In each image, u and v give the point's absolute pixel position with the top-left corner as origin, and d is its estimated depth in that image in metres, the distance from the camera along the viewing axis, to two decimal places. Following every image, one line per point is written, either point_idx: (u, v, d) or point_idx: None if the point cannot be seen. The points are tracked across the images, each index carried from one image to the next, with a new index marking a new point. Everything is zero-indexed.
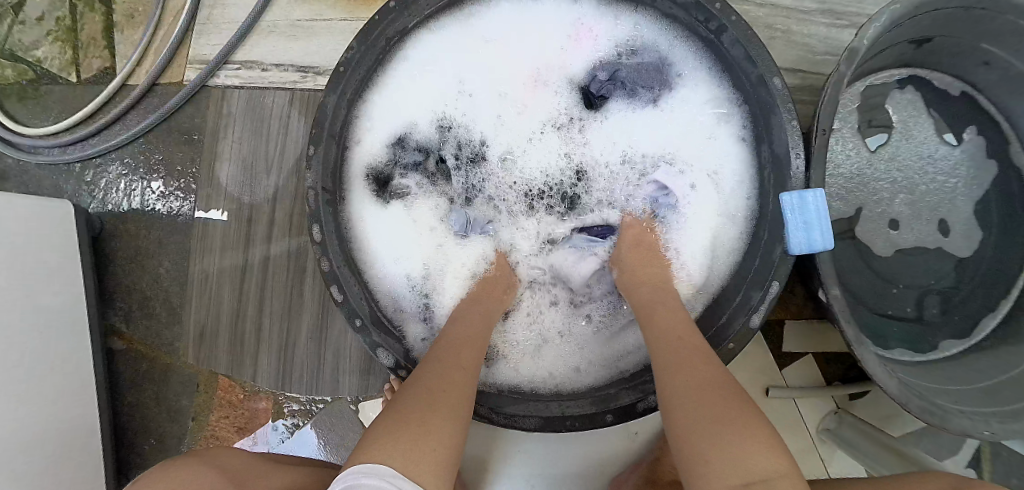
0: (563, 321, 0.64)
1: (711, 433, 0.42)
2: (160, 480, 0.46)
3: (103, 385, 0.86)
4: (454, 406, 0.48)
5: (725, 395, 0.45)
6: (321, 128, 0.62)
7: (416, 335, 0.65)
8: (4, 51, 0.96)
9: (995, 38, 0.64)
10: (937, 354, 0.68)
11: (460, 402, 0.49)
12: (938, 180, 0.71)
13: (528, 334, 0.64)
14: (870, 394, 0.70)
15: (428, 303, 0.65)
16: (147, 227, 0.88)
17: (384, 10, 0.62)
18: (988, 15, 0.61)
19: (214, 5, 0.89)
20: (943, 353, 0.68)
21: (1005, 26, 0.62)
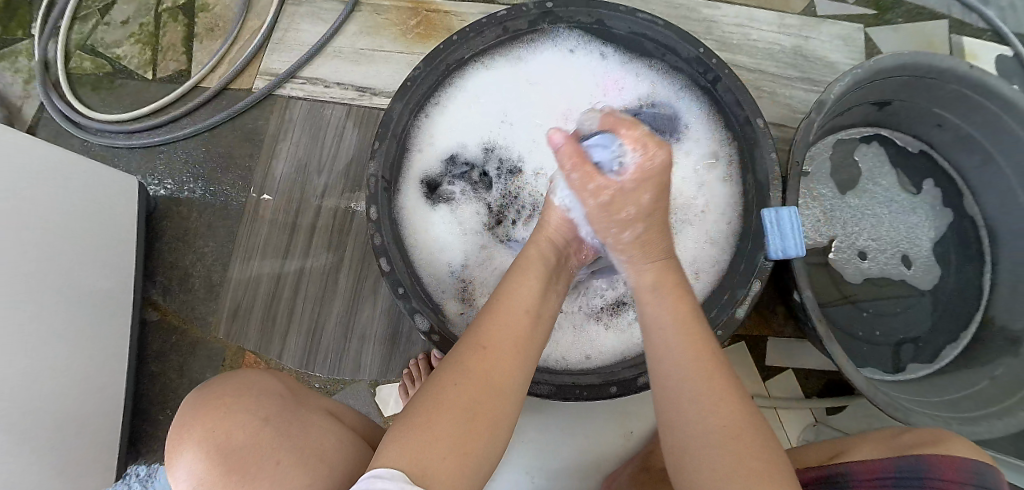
0: (579, 314, 0.73)
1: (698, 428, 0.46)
2: (233, 382, 0.54)
3: (133, 352, 0.91)
4: (495, 403, 0.46)
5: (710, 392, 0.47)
6: (387, 128, 0.73)
7: (454, 310, 0.74)
8: (87, 46, 1.07)
9: (944, 103, 0.81)
10: (904, 375, 0.83)
11: (501, 397, 0.46)
12: (901, 223, 0.88)
13: None
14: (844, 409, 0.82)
15: (465, 285, 0.75)
16: (199, 211, 0.97)
17: (448, 41, 0.75)
18: (937, 84, 0.78)
19: (287, 29, 1.03)
20: (914, 374, 0.83)
21: (951, 93, 0.79)
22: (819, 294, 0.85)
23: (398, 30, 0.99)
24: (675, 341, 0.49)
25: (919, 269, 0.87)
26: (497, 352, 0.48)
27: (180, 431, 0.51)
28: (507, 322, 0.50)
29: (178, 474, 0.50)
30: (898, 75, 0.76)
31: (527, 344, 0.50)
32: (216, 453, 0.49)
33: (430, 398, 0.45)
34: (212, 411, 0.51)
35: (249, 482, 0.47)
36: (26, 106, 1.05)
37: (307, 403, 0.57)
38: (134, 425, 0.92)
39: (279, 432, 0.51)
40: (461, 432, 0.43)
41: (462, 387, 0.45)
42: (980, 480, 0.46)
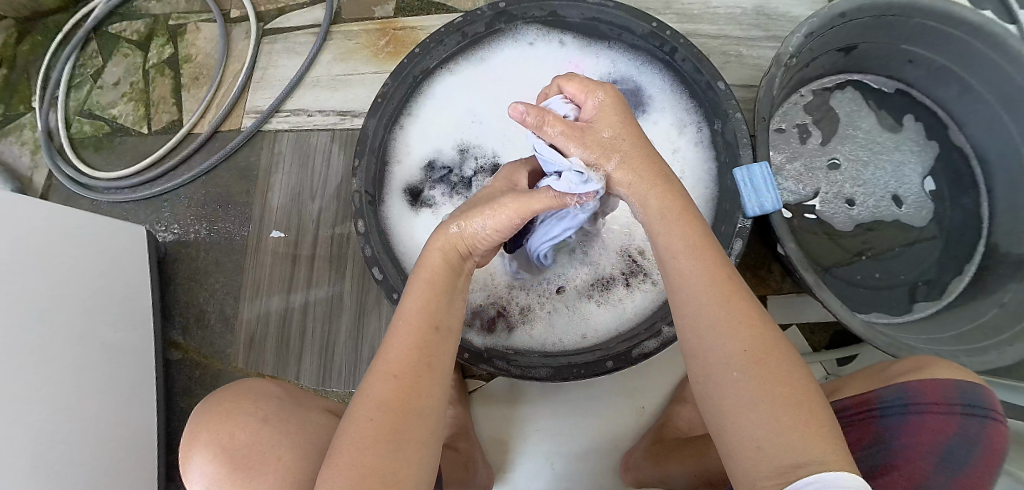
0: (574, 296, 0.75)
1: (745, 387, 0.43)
2: (234, 388, 0.57)
3: (161, 391, 0.95)
4: (414, 422, 0.46)
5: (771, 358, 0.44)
6: (364, 145, 0.77)
7: None
8: (84, 111, 1.13)
9: (910, 39, 0.81)
10: (911, 316, 0.82)
11: (418, 417, 0.46)
12: (886, 164, 0.87)
13: (542, 303, 0.75)
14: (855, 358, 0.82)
15: None
16: (205, 250, 1.01)
17: (411, 54, 0.79)
18: (901, 20, 0.78)
19: (266, 67, 1.07)
20: (919, 312, 0.82)
21: (917, 27, 0.79)
22: (812, 246, 0.85)
23: (370, 52, 1.03)
24: (711, 304, 0.46)
25: (912, 206, 0.86)
26: (408, 373, 0.47)
27: (191, 439, 0.55)
28: (409, 338, 0.48)
29: (193, 474, 0.53)
30: (857, 18, 0.76)
31: (437, 353, 0.49)
32: (225, 454, 0.52)
33: (348, 435, 0.45)
34: (215, 418, 0.55)
35: (255, 477, 0.51)
36: (36, 175, 1.12)
37: (306, 404, 0.60)
38: (171, 461, 0.96)
39: (277, 430, 0.54)
40: (384, 462, 0.43)
41: (377, 420, 0.45)
42: (964, 398, 0.48)
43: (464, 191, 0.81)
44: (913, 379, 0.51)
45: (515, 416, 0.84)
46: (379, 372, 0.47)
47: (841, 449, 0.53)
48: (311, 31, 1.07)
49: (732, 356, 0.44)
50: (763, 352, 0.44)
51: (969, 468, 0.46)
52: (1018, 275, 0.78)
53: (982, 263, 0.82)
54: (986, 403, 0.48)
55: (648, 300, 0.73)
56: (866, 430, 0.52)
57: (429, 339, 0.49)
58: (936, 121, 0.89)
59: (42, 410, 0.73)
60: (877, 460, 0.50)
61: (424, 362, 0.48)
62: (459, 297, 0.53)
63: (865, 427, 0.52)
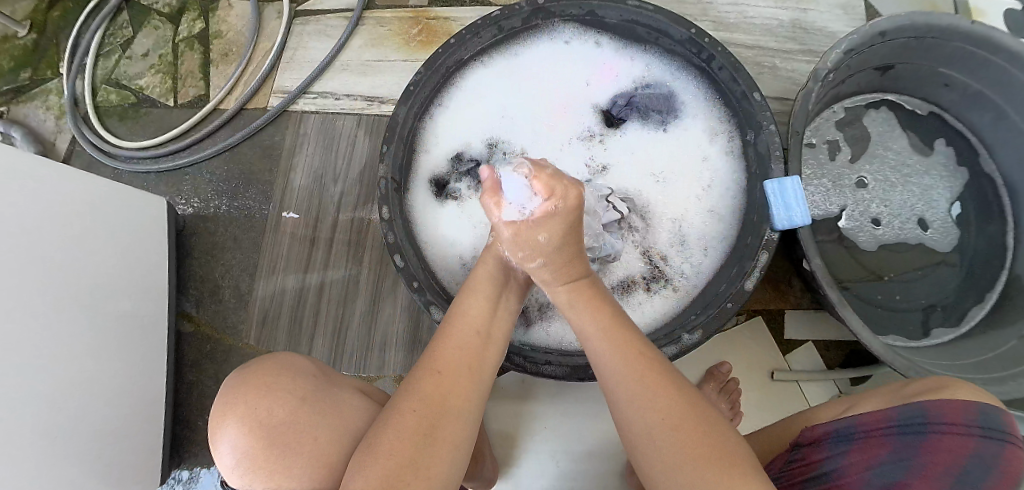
0: None
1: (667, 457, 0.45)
2: (269, 361, 0.56)
3: (172, 362, 0.96)
4: (450, 422, 0.48)
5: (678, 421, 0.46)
6: (393, 132, 0.77)
7: None
8: (111, 80, 1.14)
9: (948, 62, 0.81)
10: (930, 340, 0.82)
11: (454, 415, 0.48)
12: (914, 186, 0.87)
13: None
14: (870, 379, 0.81)
15: None
16: (224, 226, 1.01)
17: (446, 45, 0.78)
18: (940, 43, 0.78)
19: (296, 48, 1.07)
20: (938, 338, 0.82)
21: (956, 51, 0.78)
22: (833, 264, 0.84)
23: (401, 39, 1.03)
24: (627, 381, 0.49)
25: (936, 231, 0.85)
26: (451, 374, 0.51)
27: (221, 409, 0.54)
28: (455, 342, 0.53)
29: (223, 447, 0.53)
30: (896, 39, 0.76)
31: (478, 364, 0.53)
32: (260, 429, 0.52)
33: (387, 423, 0.48)
34: (250, 391, 0.53)
35: (291, 454, 0.51)
36: (60, 140, 1.12)
37: (337, 381, 0.60)
38: (176, 433, 0.96)
39: (314, 410, 0.53)
40: (420, 452, 0.45)
41: (420, 410, 0.47)
42: (983, 421, 0.48)
43: None
44: (931, 399, 0.51)
45: (524, 412, 0.84)
46: (422, 370, 0.51)
47: (851, 465, 0.52)
48: (344, 15, 1.07)
49: (647, 426, 0.47)
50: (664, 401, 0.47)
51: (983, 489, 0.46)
52: None
53: (1004, 292, 0.82)
54: (1003, 428, 0.48)
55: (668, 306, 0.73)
56: (881, 447, 0.51)
57: (469, 350, 0.53)
58: (966, 147, 0.88)
59: (55, 374, 0.73)
60: (893, 477, 0.49)
61: (468, 368, 0.52)
62: (502, 313, 0.58)
63: (879, 444, 0.51)
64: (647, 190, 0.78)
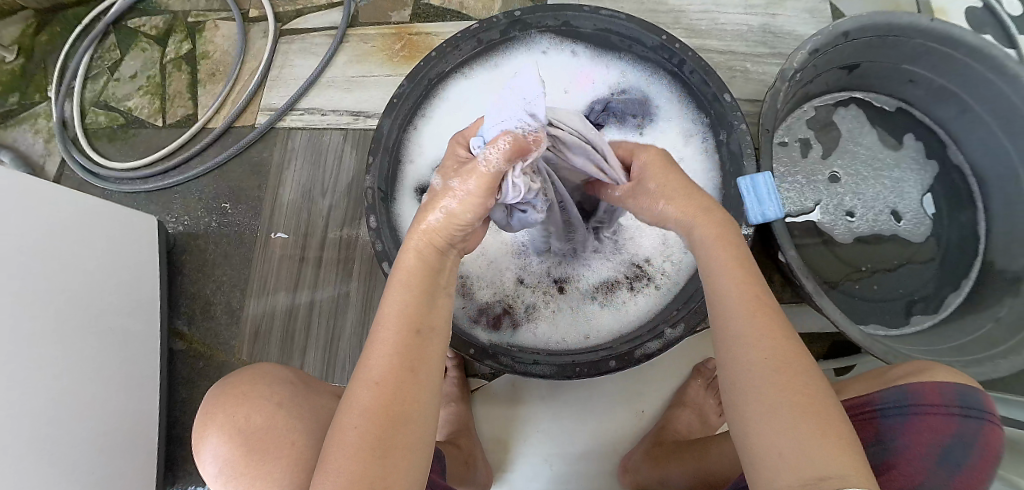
0: (578, 298, 0.77)
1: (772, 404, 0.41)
2: (247, 373, 0.58)
3: (164, 379, 0.96)
4: (405, 427, 0.45)
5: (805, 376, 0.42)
6: (378, 143, 0.79)
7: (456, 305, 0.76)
8: (100, 102, 1.15)
9: (911, 59, 0.84)
10: (909, 327, 0.84)
11: (405, 427, 0.45)
12: (886, 180, 0.90)
13: (547, 302, 0.77)
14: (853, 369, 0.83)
15: (464, 280, 0.78)
16: (214, 242, 1.02)
17: (427, 58, 0.81)
18: (902, 41, 0.81)
19: (282, 66, 1.09)
20: (917, 324, 0.84)
21: (918, 48, 0.82)
22: (811, 258, 0.86)
23: (385, 55, 1.05)
24: (749, 319, 0.45)
25: (910, 222, 0.88)
26: (392, 384, 0.45)
27: (204, 421, 0.55)
28: (391, 346, 0.47)
29: (206, 458, 0.54)
30: (858, 38, 0.79)
31: (420, 359, 0.47)
32: (240, 437, 0.53)
33: (333, 449, 0.44)
34: (230, 400, 0.55)
35: (270, 459, 0.52)
36: (48, 164, 1.13)
37: (318, 389, 0.61)
38: (171, 450, 0.97)
39: (293, 415, 0.55)
40: (372, 475, 0.42)
41: (366, 429, 0.44)
42: (963, 401, 0.50)
43: None
44: (912, 382, 0.52)
45: (516, 416, 0.86)
46: (362, 383, 0.46)
47: None
48: (328, 33, 1.09)
49: (762, 369, 0.43)
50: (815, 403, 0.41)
51: (963, 467, 0.48)
52: (1014, 291, 0.80)
53: (978, 279, 0.84)
54: (982, 406, 0.50)
55: (651, 303, 0.75)
56: (865, 430, 0.52)
57: (411, 353, 0.47)
58: (935, 140, 0.91)
59: (46, 390, 0.74)
60: (879, 458, 0.51)
61: (415, 372, 0.47)
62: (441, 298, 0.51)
63: (865, 428, 0.53)
64: None
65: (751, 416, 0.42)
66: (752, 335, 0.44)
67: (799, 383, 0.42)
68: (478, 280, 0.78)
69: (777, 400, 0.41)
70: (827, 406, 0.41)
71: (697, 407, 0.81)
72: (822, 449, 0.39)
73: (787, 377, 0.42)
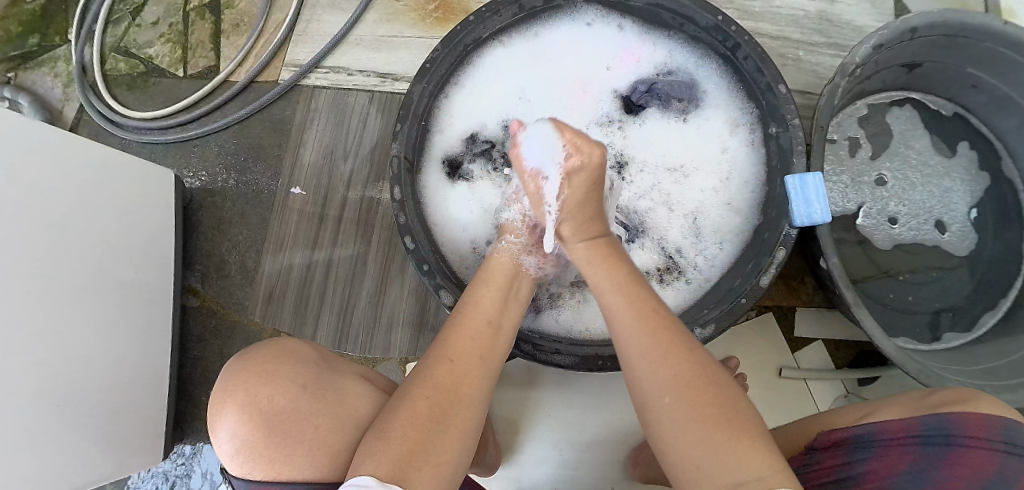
0: None
1: (681, 421, 0.46)
2: (270, 347, 0.56)
3: (176, 336, 0.95)
4: (463, 402, 0.49)
5: (703, 387, 0.47)
6: (407, 110, 0.75)
7: None
8: (120, 48, 1.12)
9: (977, 63, 0.78)
10: (938, 344, 0.79)
11: (464, 405, 0.49)
12: (935, 188, 0.84)
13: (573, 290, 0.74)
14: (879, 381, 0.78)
15: None
16: (232, 200, 1.00)
17: (464, 22, 0.76)
18: (970, 43, 0.75)
19: (309, 21, 1.05)
20: (947, 342, 0.80)
21: (987, 52, 0.76)
22: (848, 260, 0.82)
23: (417, 16, 1.01)
24: (642, 340, 0.51)
25: (955, 234, 0.83)
26: (463, 363, 0.51)
27: (223, 394, 0.53)
28: (467, 334, 0.53)
29: (220, 434, 0.52)
30: (927, 35, 0.73)
31: (488, 352, 0.53)
32: (260, 417, 0.51)
33: (397, 406, 0.48)
34: (253, 377, 0.53)
35: (292, 444, 0.51)
36: (67, 108, 1.11)
37: (339, 368, 0.59)
38: (181, 406, 0.97)
39: (316, 398, 0.53)
40: (428, 439, 0.45)
41: (431, 397, 0.48)
42: (1008, 437, 0.46)
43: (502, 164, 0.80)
44: (955, 410, 0.49)
45: (529, 400, 0.84)
46: (434, 356, 0.51)
47: (871, 474, 0.50)
48: None
49: (665, 388, 0.48)
50: (721, 411, 0.46)
51: None
52: None
53: (1017, 301, 0.79)
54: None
55: (680, 298, 0.73)
56: (900, 458, 0.49)
57: (479, 344, 0.53)
58: (989, 151, 0.85)
59: (55, 343, 0.73)
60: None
61: (481, 358, 0.52)
62: (511, 307, 0.59)
63: (899, 455, 0.49)
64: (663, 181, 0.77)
65: (668, 429, 0.46)
66: (653, 357, 0.49)
67: (700, 396, 0.47)
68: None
69: (686, 416, 0.46)
70: (736, 417, 0.46)
71: None
72: (734, 456, 0.43)
73: (699, 395, 0.47)
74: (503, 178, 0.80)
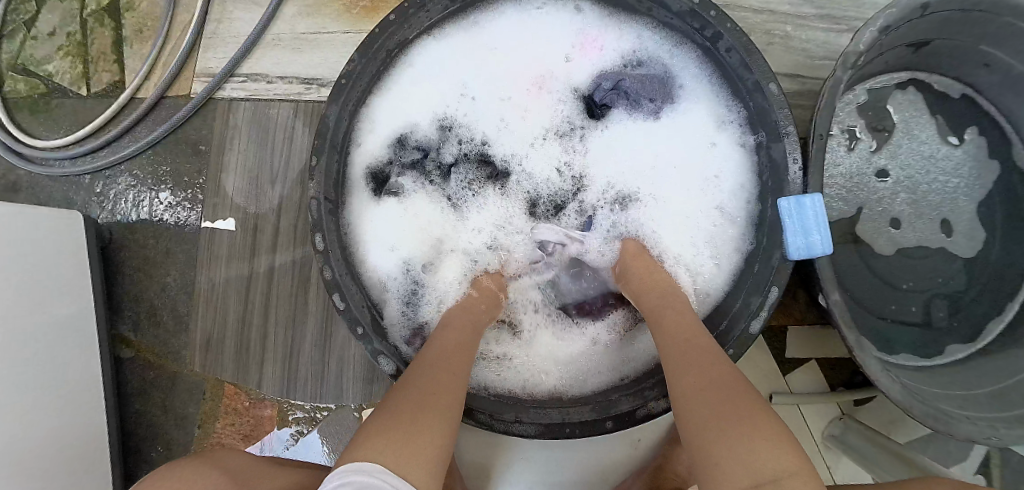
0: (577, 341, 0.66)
1: (707, 410, 0.43)
2: (163, 484, 0.46)
3: (110, 392, 0.86)
4: (435, 419, 0.45)
5: (727, 379, 0.45)
6: (323, 139, 0.63)
7: (400, 313, 0.66)
8: (16, 66, 0.98)
9: (995, 41, 0.64)
10: (941, 359, 0.70)
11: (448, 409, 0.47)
12: (939, 181, 0.73)
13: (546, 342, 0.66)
14: (873, 401, 0.70)
15: (417, 283, 0.67)
16: (155, 236, 0.89)
17: (384, 22, 0.63)
18: (987, 18, 0.62)
19: (220, 20, 0.91)
20: (947, 357, 0.70)
21: (1001, 28, 0.62)
22: (844, 275, 0.71)
23: (341, 7, 0.86)
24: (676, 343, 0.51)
25: (961, 236, 0.72)
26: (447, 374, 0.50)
27: None
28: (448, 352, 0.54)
29: None
30: (937, 11, 0.60)
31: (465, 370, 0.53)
32: None
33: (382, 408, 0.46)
34: None
35: None
36: None
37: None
38: (127, 463, 0.89)
39: None
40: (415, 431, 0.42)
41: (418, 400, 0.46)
42: None
43: (437, 175, 0.69)
44: None
45: (498, 443, 0.75)
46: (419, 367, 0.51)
47: None
48: None
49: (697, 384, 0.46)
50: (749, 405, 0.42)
51: None
52: None
53: None
54: None
55: None
56: None
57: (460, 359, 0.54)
58: (999, 137, 0.72)
59: None
60: None
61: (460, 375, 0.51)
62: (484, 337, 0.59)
63: None
64: (633, 202, 0.67)
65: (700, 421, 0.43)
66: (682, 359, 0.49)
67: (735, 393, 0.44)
68: (454, 281, 0.67)
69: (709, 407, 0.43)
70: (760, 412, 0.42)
71: None
72: (747, 446, 0.39)
73: (742, 405, 0.42)
74: (433, 189, 0.69)
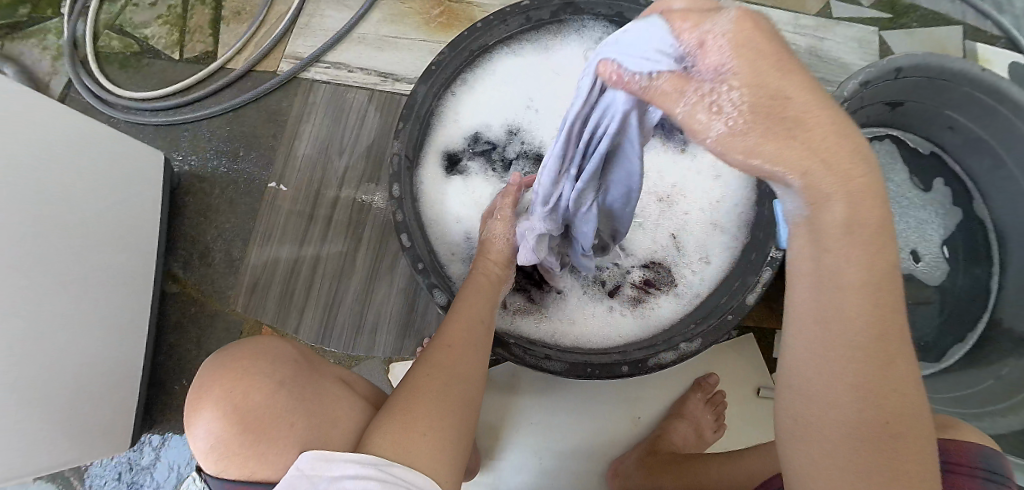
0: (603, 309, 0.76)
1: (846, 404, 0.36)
2: (247, 348, 0.58)
3: (153, 323, 0.93)
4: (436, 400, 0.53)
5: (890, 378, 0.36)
6: (410, 108, 0.76)
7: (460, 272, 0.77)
8: (115, 26, 1.10)
9: (956, 106, 0.81)
10: None
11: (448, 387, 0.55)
12: (910, 220, 0.88)
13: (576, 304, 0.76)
14: None
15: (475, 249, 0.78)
16: (220, 188, 0.99)
17: (472, 27, 0.78)
18: (950, 86, 0.79)
19: (313, 15, 1.05)
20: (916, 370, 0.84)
21: (962, 95, 0.79)
22: None
23: (421, 20, 1.01)
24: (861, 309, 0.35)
25: (928, 265, 0.87)
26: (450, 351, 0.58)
27: (198, 395, 0.55)
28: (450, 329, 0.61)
29: (196, 431, 0.54)
30: (909, 76, 0.77)
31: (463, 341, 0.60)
32: (236, 414, 0.53)
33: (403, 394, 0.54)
34: (226, 377, 0.55)
35: (271, 440, 0.53)
36: (54, 82, 1.08)
37: (320, 371, 0.62)
38: (152, 395, 0.94)
39: (295, 396, 0.55)
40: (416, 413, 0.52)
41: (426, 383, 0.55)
42: (988, 464, 0.49)
43: (499, 167, 0.82)
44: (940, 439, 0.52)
45: (510, 405, 0.84)
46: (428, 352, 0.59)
47: None
48: None
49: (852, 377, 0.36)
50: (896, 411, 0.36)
51: None
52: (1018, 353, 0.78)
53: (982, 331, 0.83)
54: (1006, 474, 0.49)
55: (673, 311, 0.75)
56: None
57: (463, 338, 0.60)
58: (962, 190, 0.89)
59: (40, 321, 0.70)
60: None
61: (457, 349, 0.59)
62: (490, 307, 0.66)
63: None
64: (660, 212, 0.79)
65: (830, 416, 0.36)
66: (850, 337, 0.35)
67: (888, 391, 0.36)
68: None
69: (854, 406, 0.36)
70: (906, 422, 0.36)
71: (694, 420, 0.80)
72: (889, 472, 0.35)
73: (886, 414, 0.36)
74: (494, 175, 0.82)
